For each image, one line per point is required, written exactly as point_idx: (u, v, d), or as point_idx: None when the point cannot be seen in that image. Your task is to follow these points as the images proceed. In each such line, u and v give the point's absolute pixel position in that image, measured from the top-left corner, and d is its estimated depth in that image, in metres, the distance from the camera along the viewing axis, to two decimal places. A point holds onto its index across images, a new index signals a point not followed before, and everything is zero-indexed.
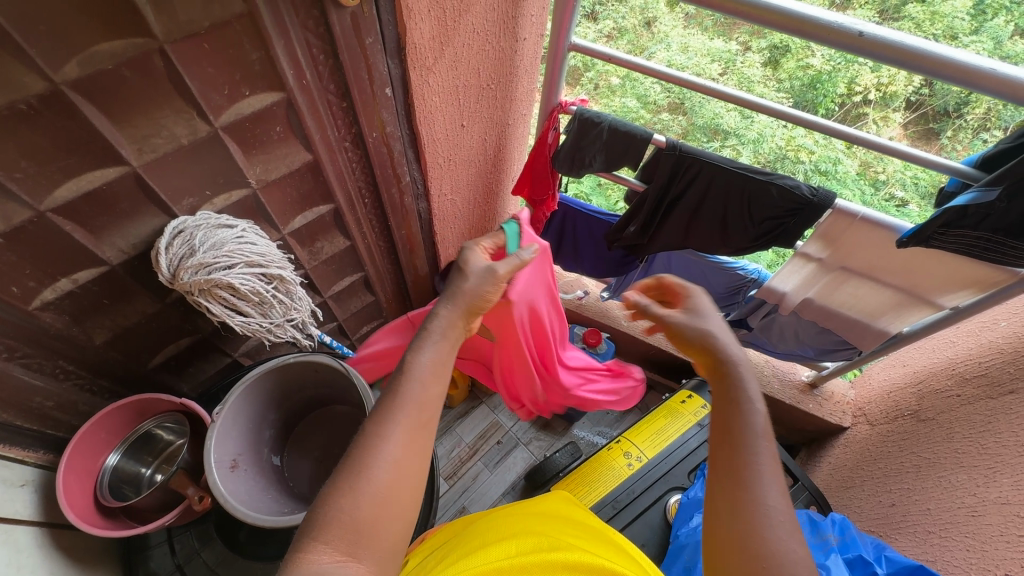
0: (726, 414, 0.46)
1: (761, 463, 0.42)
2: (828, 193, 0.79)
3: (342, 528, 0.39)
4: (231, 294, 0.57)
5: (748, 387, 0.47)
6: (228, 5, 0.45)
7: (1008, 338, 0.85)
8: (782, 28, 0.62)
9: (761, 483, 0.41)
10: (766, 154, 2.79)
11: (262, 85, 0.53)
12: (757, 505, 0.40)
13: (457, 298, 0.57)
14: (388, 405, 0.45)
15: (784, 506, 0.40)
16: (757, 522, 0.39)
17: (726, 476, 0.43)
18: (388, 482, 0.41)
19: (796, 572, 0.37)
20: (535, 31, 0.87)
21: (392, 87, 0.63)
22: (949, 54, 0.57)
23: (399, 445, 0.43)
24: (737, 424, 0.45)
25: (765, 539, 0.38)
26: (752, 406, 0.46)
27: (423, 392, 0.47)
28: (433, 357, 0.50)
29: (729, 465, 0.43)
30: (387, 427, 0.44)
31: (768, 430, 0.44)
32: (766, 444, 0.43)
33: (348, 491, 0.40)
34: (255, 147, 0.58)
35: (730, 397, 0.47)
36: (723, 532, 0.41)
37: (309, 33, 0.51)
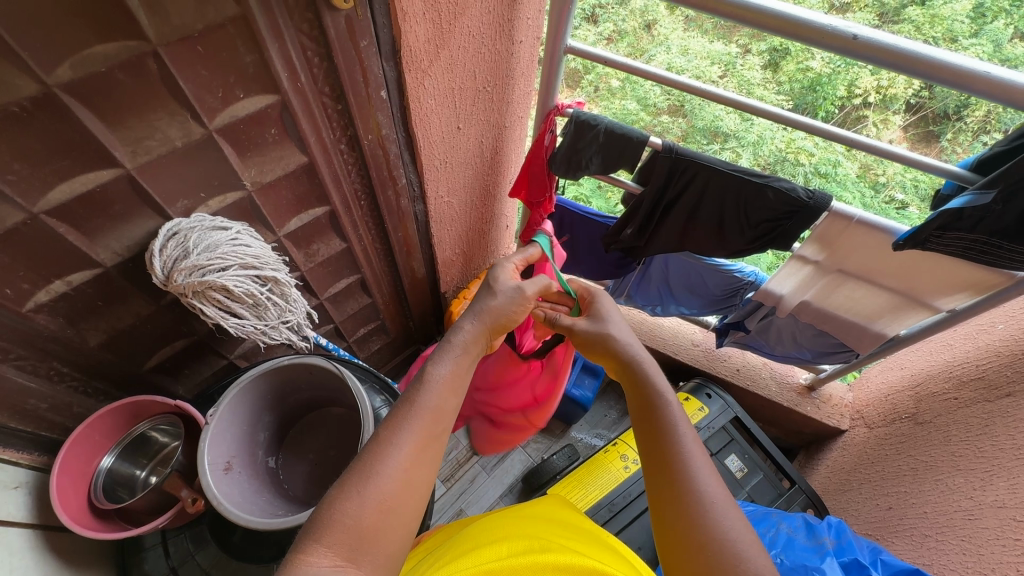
0: (647, 411, 0.50)
1: (686, 449, 0.46)
2: (824, 195, 0.79)
3: (345, 531, 0.39)
4: (225, 296, 0.56)
5: (658, 383, 0.52)
6: (221, 8, 0.45)
7: (1005, 340, 0.85)
8: (776, 32, 0.63)
9: (691, 469, 0.44)
10: (767, 156, 2.84)
11: (257, 87, 0.53)
12: (694, 492, 0.43)
13: (482, 314, 0.57)
14: (402, 413, 0.46)
15: (715, 484, 0.44)
16: (696, 509, 0.42)
17: (661, 469, 0.46)
18: (395, 487, 0.41)
19: (739, 551, 0.39)
20: (532, 34, 0.87)
21: (387, 89, 0.63)
22: (944, 57, 0.57)
23: (410, 451, 0.43)
24: (661, 417, 0.48)
25: (708, 525, 0.41)
26: (666, 398, 0.50)
27: (438, 402, 0.47)
28: (451, 368, 0.50)
29: (661, 458, 0.46)
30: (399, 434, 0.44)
31: (684, 416, 0.49)
32: (686, 431, 0.47)
33: (354, 495, 0.40)
34: (250, 149, 0.58)
35: (646, 395, 0.51)
36: (672, 527, 0.43)
37: (303, 36, 0.52)
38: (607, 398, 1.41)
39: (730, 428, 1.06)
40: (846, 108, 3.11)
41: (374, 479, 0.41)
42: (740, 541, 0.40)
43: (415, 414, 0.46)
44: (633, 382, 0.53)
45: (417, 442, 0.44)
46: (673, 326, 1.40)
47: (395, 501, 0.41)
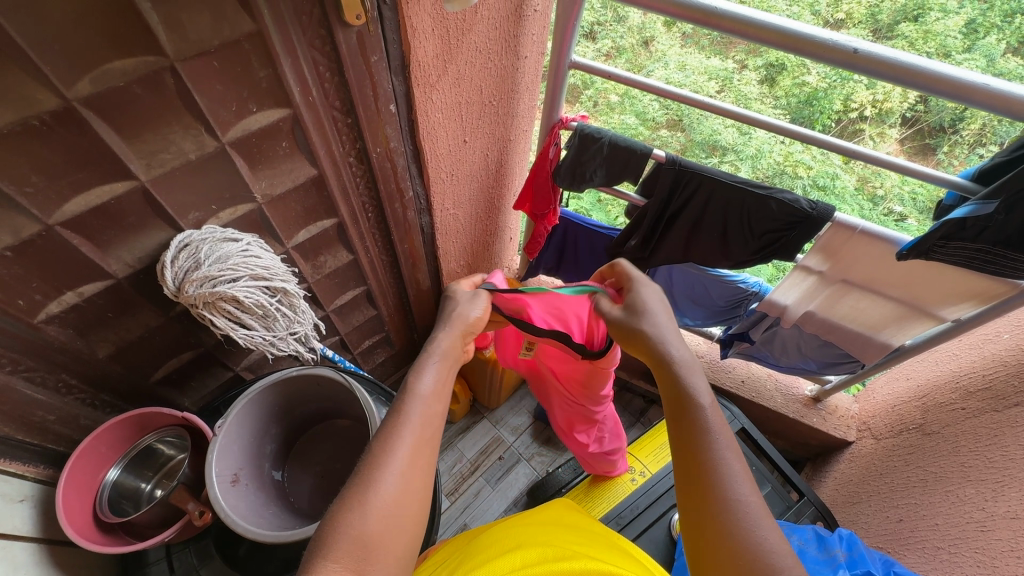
0: (685, 413, 0.49)
1: (722, 456, 0.45)
2: (827, 206, 0.80)
3: (351, 543, 0.39)
4: (235, 307, 0.57)
5: (696, 385, 0.51)
6: (237, 24, 0.46)
7: (1012, 350, 0.85)
8: (777, 46, 0.64)
9: (727, 476, 0.44)
10: (766, 169, 2.87)
11: (270, 101, 0.54)
12: (729, 499, 0.42)
13: (453, 321, 0.61)
14: (393, 423, 0.46)
15: (752, 492, 0.43)
16: (731, 517, 0.42)
17: (695, 475, 0.45)
18: (395, 495, 0.42)
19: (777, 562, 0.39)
20: (536, 49, 0.88)
21: (396, 103, 0.64)
22: (944, 70, 0.58)
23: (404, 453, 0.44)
24: (697, 421, 0.48)
25: (742, 535, 0.41)
26: (703, 401, 0.49)
27: (424, 409, 0.48)
28: (433, 376, 0.51)
29: (695, 462, 0.46)
30: (392, 438, 0.45)
31: (722, 420, 0.48)
32: (724, 436, 0.47)
33: (355, 508, 0.40)
34: (262, 162, 0.58)
35: (681, 395, 0.50)
36: (705, 535, 0.42)
37: (316, 52, 0.53)
38: (612, 410, 1.41)
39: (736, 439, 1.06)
40: (843, 122, 3.14)
41: (372, 488, 0.41)
42: (775, 553, 0.39)
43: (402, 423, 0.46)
44: (669, 381, 0.52)
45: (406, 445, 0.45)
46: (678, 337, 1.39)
47: (398, 505, 0.42)
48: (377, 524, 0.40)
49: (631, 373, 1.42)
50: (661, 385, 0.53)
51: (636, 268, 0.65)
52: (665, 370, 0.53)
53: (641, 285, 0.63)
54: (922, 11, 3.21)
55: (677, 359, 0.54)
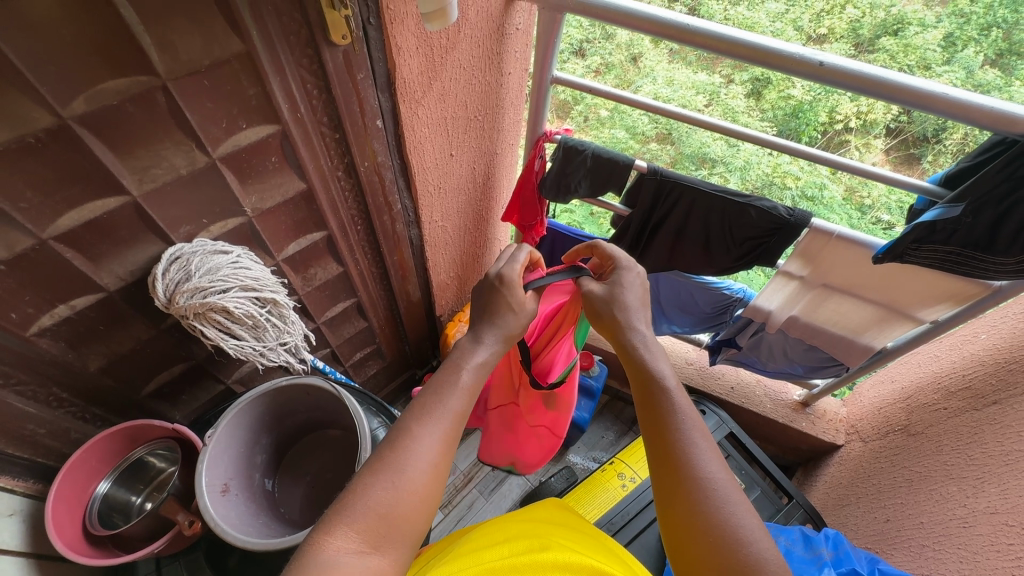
0: (653, 396, 0.51)
1: (689, 435, 0.47)
2: (804, 213, 0.82)
3: (372, 521, 0.40)
4: (225, 317, 0.58)
5: (661, 367, 0.53)
6: (227, 44, 0.48)
7: (989, 350, 0.88)
8: (747, 60, 0.67)
9: (694, 455, 0.45)
10: (755, 180, 2.93)
11: (258, 118, 0.56)
12: (700, 480, 0.44)
13: (498, 325, 0.57)
14: (426, 414, 0.46)
15: (719, 468, 0.45)
16: (700, 495, 0.43)
17: (665, 455, 0.47)
18: (424, 480, 0.43)
19: (746, 537, 0.41)
20: (519, 66, 0.91)
21: (383, 118, 0.67)
22: (906, 80, 0.61)
23: (440, 443, 0.45)
24: (665, 403, 0.49)
25: (710, 510, 0.42)
26: (667, 383, 0.51)
27: (461, 408, 0.48)
28: (475, 377, 0.51)
29: (664, 444, 0.47)
30: (429, 424, 0.46)
31: (687, 401, 0.50)
32: (689, 416, 0.48)
33: (386, 485, 0.41)
34: (251, 176, 0.60)
35: (648, 377, 0.52)
36: (676, 513, 0.44)
37: (304, 70, 0.55)
38: (604, 419, 1.41)
39: (726, 444, 1.07)
40: (828, 134, 3.21)
41: (404, 471, 0.42)
42: (743, 526, 0.41)
43: (443, 412, 0.47)
44: (635, 365, 0.54)
45: (444, 434, 0.46)
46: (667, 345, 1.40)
47: (424, 495, 0.43)
48: (398, 507, 0.41)
49: (622, 382, 1.44)
50: (628, 370, 0.55)
51: (621, 248, 0.65)
52: (632, 355, 0.55)
53: (626, 266, 0.63)
54: (902, 26, 3.30)
55: (643, 343, 0.55)
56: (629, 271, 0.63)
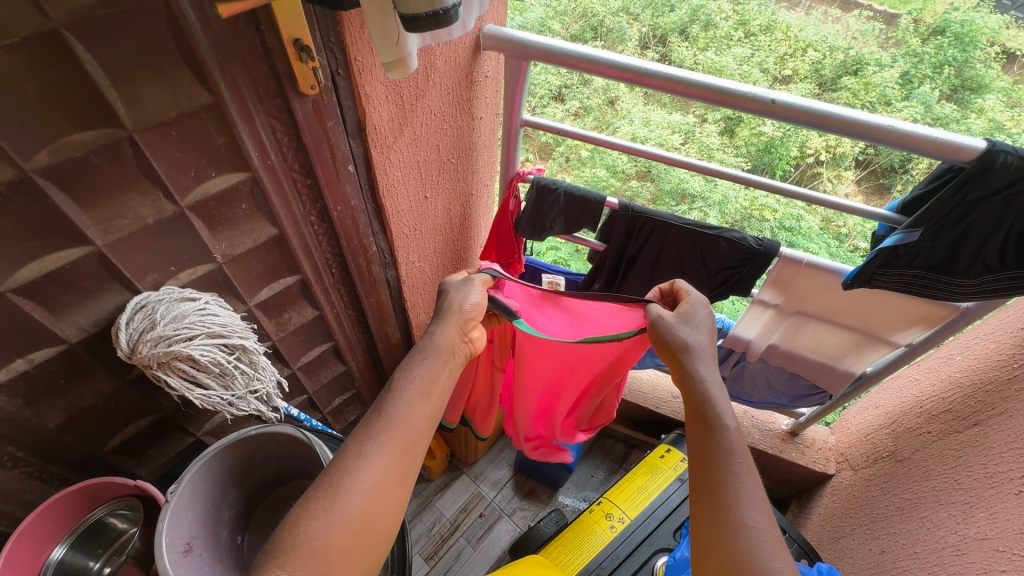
0: (708, 432, 0.54)
1: (741, 481, 0.50)
2: (773, 243, 0.84)
3: (308, 553, 0.45)
4: (191, 366, 0.56)
5: (720, 407, 0.55)
6: (195, 97, 0.49)
7: (964, 372, 0.90)
8: (705, 100, 0.70)
9: (743, 500, 0.49)
10: (734, 214, 3.00)
11: (228, 166, 0.56)
12: (745, 525, 0.47)
13: (447, 315, 0.62)
14: (378, 423, 0.53)
15: (765, 518, 0.48)
16: (745, 539, 0.46)
17: (715, 493, 0.50)
18: (362, 505, 0.48)
19: None
20: (490, 111, 0.94)
21: (355, 163, 0.68)
22: (855, 114, 0.64)
23: (393, 443, 0.52)
24: (721, 443, 0.52)
25: (756, 557, 0.45)
26: (726, 425, 0.54)
27: (409, 411, 0.54)
28: (421, 378, 0.57)
29: (717, 482, 0.50)
30: (388, 422, 0.53)
31: (741, 447, 0.53)
32: (742, 462, 0.51)
33: (321, 514, 0.47)
34: (221, 224, 0.60)
35: (709, 416, 0.55)
36: (717, 545, 0.47)
37: (273, 120, 0.56)
38: (593, 457, 1.38)
39: None
40: (800, 167, 3.32)
41: (347, 500, 0.48)
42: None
43: (392, 422, 0.53)
44: (696, 399, 0.57)
45: (396, 438, 0.52)
46: (653, 378, 1.37)
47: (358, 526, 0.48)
48: (340, 536, 0.46)
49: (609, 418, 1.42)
50: (687, 403, 0.58)
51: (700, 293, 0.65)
52: (691, 388, 0.58)
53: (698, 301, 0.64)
54: (862, 65, 3.48)
55: (708, 382, 0.58)
56: (701, 307, 0.64)
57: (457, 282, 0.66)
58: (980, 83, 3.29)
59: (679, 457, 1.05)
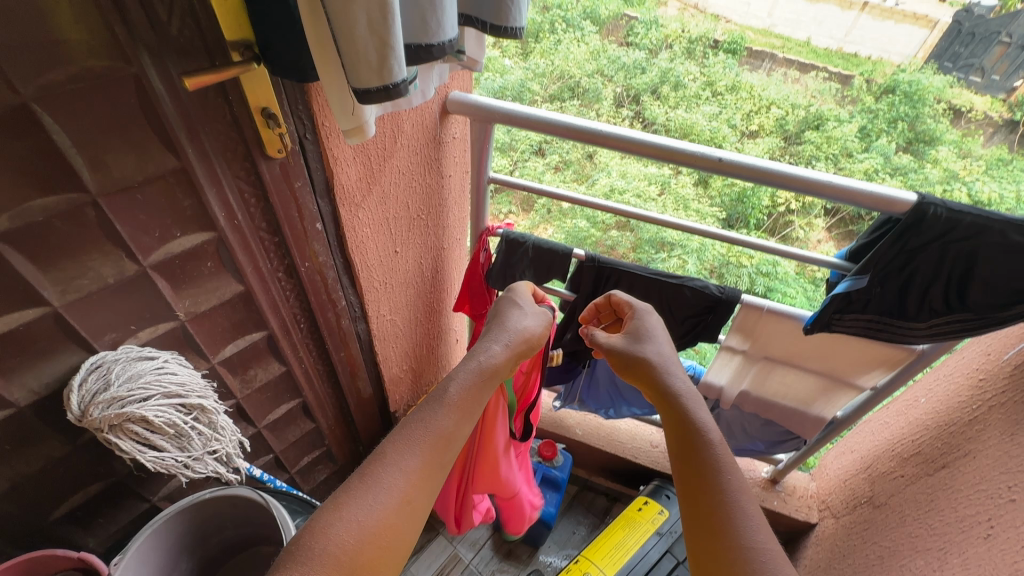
0: (691, 444, 0.54)
1: (727, 481, 0.51)
2: (734, 290, 0.87)
3: (332, 559, 0.42)
4: (144, 428, 0.55)
5: (697, 411, 0.57)
6: (161, 162, 0.51)
7: (930, 414, 0.91)
8: (658, 159, 0.74)
9: (732, 499, 0.49)
10: (712, 260, 3.11)
11: (193, 227, 0.58)
12: (737, 526, 0.47)
13: (512, 335, 0.66)
14: (413, 433, 0.52)
15: (762, 527, 0.47)
16: (739, 535, 0.46)
17: (704, 496, 0.50)
18: (390, 515, 0.46)
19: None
20: (459, 169, 0.99)
21: (323, 221, 0.70)
22: (795, 171, 0.68)
23: (430, 451, 0.51)
24: (702, 445, 0.54)
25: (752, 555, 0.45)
26: (704, 427, 0.55)
27: (452, 425, 0.54)
28: (464, 390, 0.58)
29: (704, 485, 0.51)
30: (427, 429, 0.53)
31: (724, 447, 0.54)
32: (726, 460, 0.53)
33: (346, 518, 0.44)
34: (185, 282, 0.61)
35: (686, 421, 0.56)
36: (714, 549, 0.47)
37: (241, 182, 0.58)
38: (574, 512, 1.34)
39: None
40: (772, 215, 3.45)
41: (379, 497, 0.46)
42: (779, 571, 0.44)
43: (431, 427, 0.53)
44: (672, 406, 0.59)
45: (437, 441, 0.52)
46: (631, 428, 1.36)
47: (388, 533, 0.45)
48: (365, 552, 0.43)
49: (589, 470, 1.40)
50: (665, 412, 0.60)
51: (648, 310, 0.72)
52: (667, 397, 0.60)
53: (643, 313, 0.71)
54: (822, 121, 3.66)
55: (680, 390, 0.60)
56: (648, 319, 0.70)
57: (533, 312, 0.71)
58: (932, 136, 3.50)
59: (657, 508, 1.03)
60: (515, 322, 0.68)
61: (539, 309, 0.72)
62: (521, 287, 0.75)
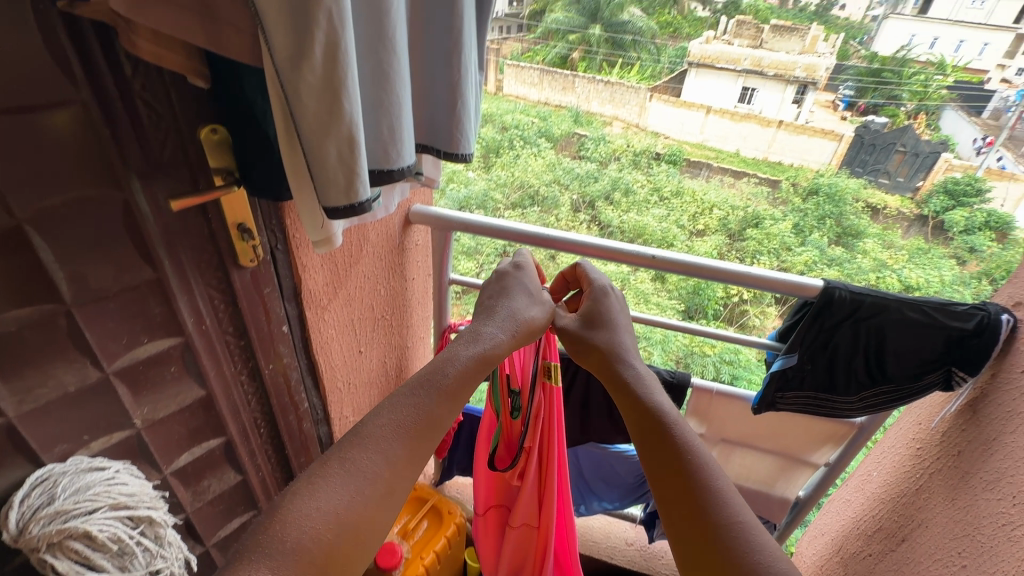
0: (655, 424, 0.56)
1: (690, 449, 0.53)
2: (684, 374, 0.92)
3: (304, 547, 0.41)
4: (86, 545, 0.52)
5: (654, 392, 0.60)
6: (139, 273, 0.55)
7: (883, 487, 0.95)
8: (600, 256, 0.82)
9: (697, 464, 0.51)
10: (678, 351, 3.18)
11: (162, 333, 0.60)
12: (706, 487, 0.49)
13: (508, 319, 0.65)
14: (397, 419, 0.52)
15: (733, 495, 0.49)
16: (708, 494, 0.49)
17: (673, 464, 0.52)
18: (364, 500, 0.46)
19: (746, 532, 0.46)
20: (421, 272, 1.06)
21: (289, 324, 0.75)
22: (719, 264, 0.77)
23: (412, 432, 0.51)
24: (662, 420, 0.56)
25: (721, 512, 0.47)
26: (661, 404, 0.58)
27: (438, 410, 0.54)
28: (460, 372, 0.58)
29: (671, 454, 0.53)
30: (411, 413, 0.53)
31: (681, 420, 0.57)
32: (685, 431, 0.55)
33: (316, 501, 0.44)
34: (146, 387, 0.61)
35: (644, 401, 0.59)
36: (689, 511, 0.49)
37: (212, 289, 0.62)
38: None
39: None
40: (728, 305, 3.35)
41: (363, 478, 0.46)
42: (745, 524, 0.47)
43: (418, 409, 0.53)
44: (630, 389, 0.61)
45: (420, 422, 0.52)
46: (604, 525, 1.33)
47: (363, 516, 0.45)
48: (337, 542, 0.42)
49: None
50: (622, 396, 0.61)
51: (612, 293, 0.73)
52: (624, 380, 0.62)
53: (604, 294, 0.72)
54: None
55: (636, 374, 0.63)
56: (607, 302, 0.71)
57: (525, 300, 0.70)
58: None
59: None
60: (518, 306, 0.68)
61: (534, 297, 0.71)
62: (518, 270, 0.74)
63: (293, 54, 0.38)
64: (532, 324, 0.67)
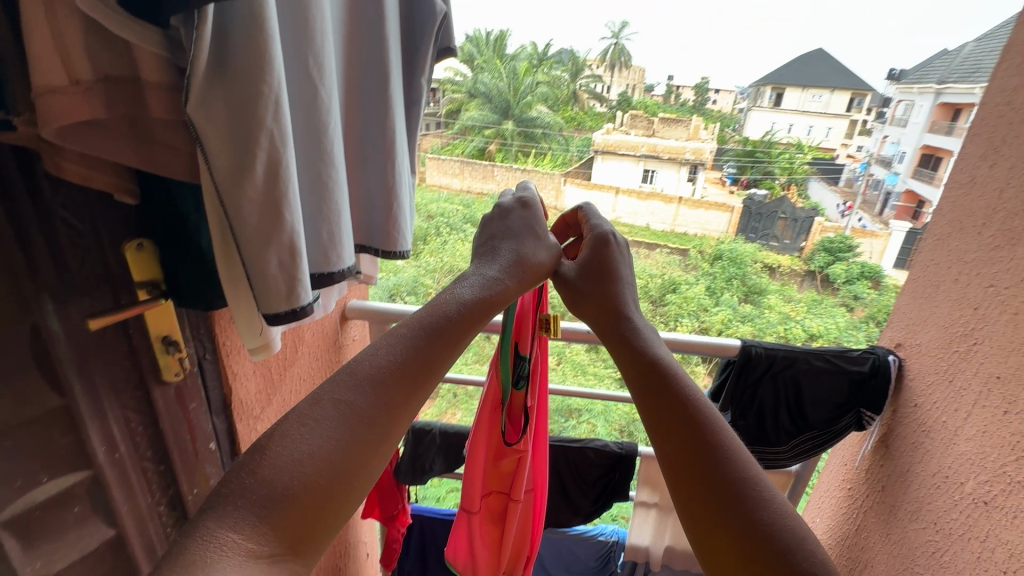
0: (664, 380, 0.46)
1: (703, 413, 0.44)
2: (631, 443, 0.95)
3: (286, 500, 0.33)
4: None
5: (658, 349, 0.51)
6: (43, 401, 0.49)
7: (826, 532, 0.99)
8: None
9: (710, 428, 0.43)
10: (620, 420, 3.20)
11: (66, 467, 0.52)
12: (723, 457, 0.41)
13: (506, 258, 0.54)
14: (393, 355, 0.42)
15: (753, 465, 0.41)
16: (725, 463, 0.40)
17: (682, 429, 0.43)
18: (353, 443, 0.37)
19: (776, 514, 0.37)
20: None
21: (216, 439, 0.70)
22: None
23: (411, 368, 0.42)
24: (670, 377, 0.47)
25: (744, 486, 0.39)
26: (667, 361, 0.49)
27: (431, 353, 0.44)
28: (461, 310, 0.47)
29: (680, 415, 0.44)
30: (411, 351, 0.43)
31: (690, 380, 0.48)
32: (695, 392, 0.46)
33: (305, 440, 0.36)
34: (41, 537, 0.51)
35: (650, 357, 0.49)
36: (701, 483, 0.40)
37: (128, 411, 0.57)
38: None
39: None
40: None
41: (360, 415, 0.38)
42: (772, 504, 0.38)
43: (419, 345, 0.44)
44: (634, 343, 0.51)
45: (419, 357, 0.43)
46: None
47: (352, 463, 0.37)
48: (322, 489, 0.35)
49: None
50: (620, 351, 0.51)
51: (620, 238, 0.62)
52: (626, 334, 0.52)
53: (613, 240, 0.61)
54: None
55: (639, 330, 0.53)
56: (616, 249, 0.60)
57: (525, 237, 0.57)
58: None
59: None
60: (513, 247, 0.56)
61: (537, 236, 0.59)
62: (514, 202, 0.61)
63: (235, 170, 0.40)
64: (531, 269, 0.55)
